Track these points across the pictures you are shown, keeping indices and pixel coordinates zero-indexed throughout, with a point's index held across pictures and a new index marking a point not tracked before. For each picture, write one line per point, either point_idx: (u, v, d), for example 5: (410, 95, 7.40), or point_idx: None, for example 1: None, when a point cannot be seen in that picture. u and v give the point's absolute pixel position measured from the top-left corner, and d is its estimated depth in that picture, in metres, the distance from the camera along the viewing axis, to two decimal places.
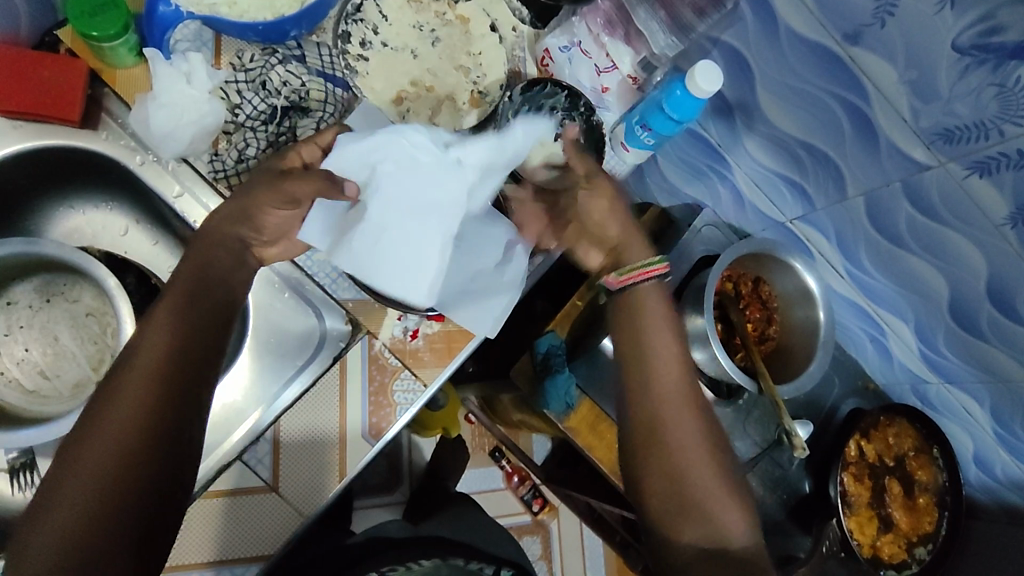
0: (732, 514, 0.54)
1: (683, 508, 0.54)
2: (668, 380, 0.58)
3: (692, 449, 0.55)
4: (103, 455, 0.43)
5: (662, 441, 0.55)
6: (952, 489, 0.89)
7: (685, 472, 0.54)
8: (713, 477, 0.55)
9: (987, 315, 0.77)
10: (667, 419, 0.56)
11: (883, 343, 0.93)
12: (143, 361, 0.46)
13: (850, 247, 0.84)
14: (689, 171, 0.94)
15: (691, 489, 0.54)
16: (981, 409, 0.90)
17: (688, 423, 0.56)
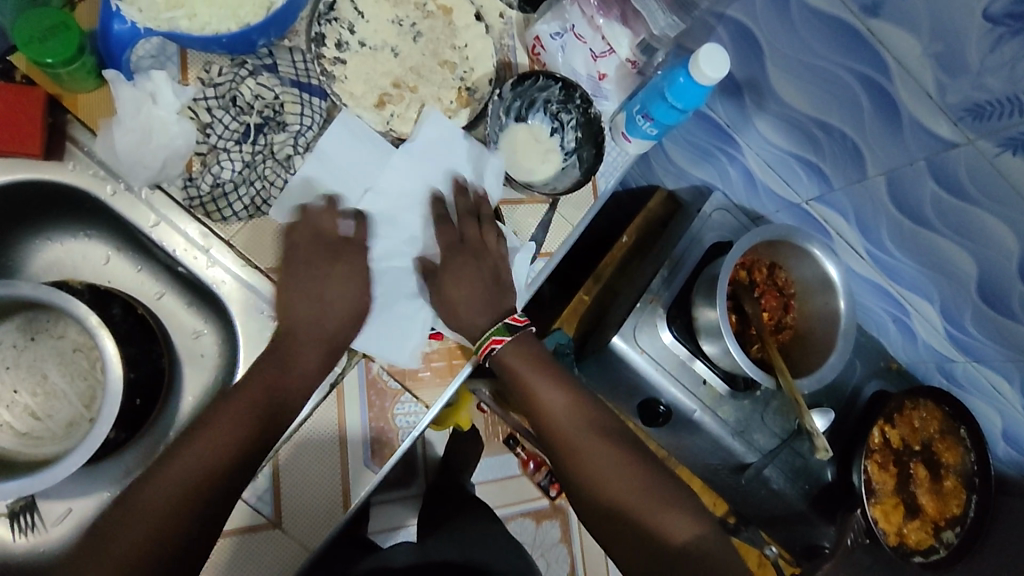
0: (675, 522, 0.58)
1: (630, 534, 0.58)
2: (562, 416, 0.62)
3: (604, 473, 0.60)
4: (183, 475, 0.50)
5: (580, 470, 0.60)
6: (981, 471, 0.86)
7: (609, 496, 0.59)
8: (635, 486, 0.59)
9: (1019, 295, 0.73)
10: (579, 449, 0.61)
11: (906, 323, 0.89)
12: (240, 401, 0.54)
13: (870, 227, 0.80)
14: (697, 153, 0.90)
15: (625, 515, 0.59)
16: (1010, 387, 0.86)
17: (596, 448, 0.61)
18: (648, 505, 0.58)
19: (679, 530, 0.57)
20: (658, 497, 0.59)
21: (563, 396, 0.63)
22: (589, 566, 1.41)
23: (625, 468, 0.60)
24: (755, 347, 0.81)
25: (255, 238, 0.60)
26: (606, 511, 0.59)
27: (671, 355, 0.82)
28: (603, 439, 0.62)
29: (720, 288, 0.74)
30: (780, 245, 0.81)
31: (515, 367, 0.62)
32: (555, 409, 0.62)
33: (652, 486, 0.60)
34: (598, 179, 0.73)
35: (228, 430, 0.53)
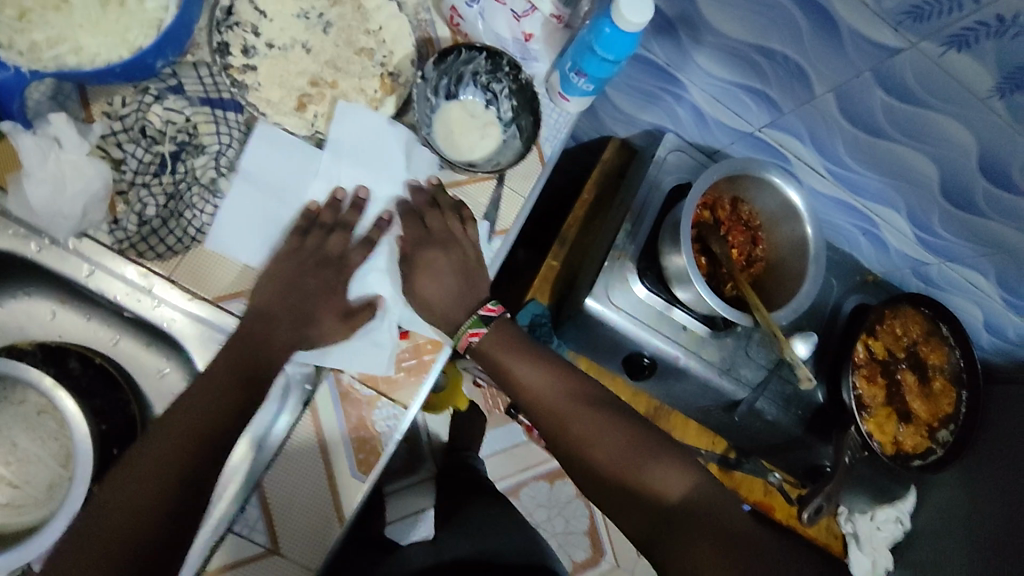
0: (665, 476, 0.58)
1: (626, 496, 0.59)
2: (545, 392, 0.65)
3: (592, 438, 0.61)
4: (158, 467, 0.50)
5: (570, 440, 0.62)
6: (968, 367, 0.86)
7: (600, 462, 0.60)
8: (624, 448, 0.60)
9: (983, 190, 0.72)
10: (565, 419, 0.63)
11: (876, 234, 0.88)
12: (231, 354, 0.56)
13: (827, 145, 0.78)
14: (642, 97, 0.86)
15: (614, 477, 0.60)
16: (985, 279, 0.86)
17: (582, 415, 0.63)
18: (633, 461, 0.59)
19: (671, 485, 0.58)
20: (641, 448, 0.60)
21: (541, 372, 0.66)
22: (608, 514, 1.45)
23: (610, 428, 0.62)
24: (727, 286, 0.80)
25: (194, 270, 0.58)
26: (601, 477, 0.60)
27: (648, 305, 0.81)
28: (587, 406, 0.63)
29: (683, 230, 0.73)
30: (739, 177, 0.79)
31: (488, 351, 0.66)
32: (536, 385, 0.65)
33: (638, 441, 0.61)
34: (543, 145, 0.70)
35: (205, 422, 0.53)
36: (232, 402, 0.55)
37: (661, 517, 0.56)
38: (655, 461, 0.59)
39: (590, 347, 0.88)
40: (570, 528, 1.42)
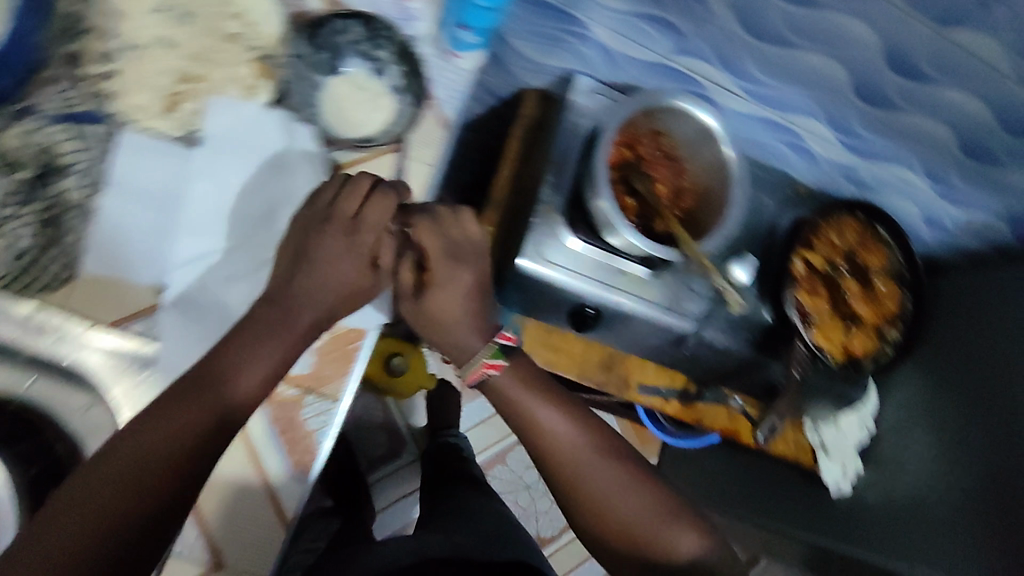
0: (678, 539, 0.64)
1: (632, 545, 0.64)
2: (562, 441, 0.66)
3: (609, 495, 0.65)
4: (99, 509, 0.47)
5: (578, 487, 0.65)
6: (908, 263, 0.87)
7: (616, 519, 0.64)
8: (636, 497, 0.65)
9: (894, 86, 0.69)
10: (580, 467, 0.66)
11: (802, 146, 0.87)
12: (211, 388, 0.53)
13: (736, 63, 0.74)
14: (545, 42, 0.82)
15: (631, 535, 0.64)
16: (915, 174, 0.85)
17: (597, 462, 0.66)
18: (648, 525, 0.64)
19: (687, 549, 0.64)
20: (667, 520, 0.65)
21: (568, 425, 0.67)
22: None
23: (630, 487, 0.66)
24: (658, 223, 0.79)
25: (86, 295, 0.56)
26: (620, 553, 0.65)
27: (579, 256, 0.80)
28: (598, 453, 0.67)
29: (602, 178, 0.72)
30: (653, 111, 0.76)
31: (505, 387, 0.66)
32: (561, 433, 0.67)
33: (659, 509, 0.65)
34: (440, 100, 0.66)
35: (164, 467, 0.50)
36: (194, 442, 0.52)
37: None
38: (674, 527, 0.64)
39: (534, 308, 0.86)
40: None
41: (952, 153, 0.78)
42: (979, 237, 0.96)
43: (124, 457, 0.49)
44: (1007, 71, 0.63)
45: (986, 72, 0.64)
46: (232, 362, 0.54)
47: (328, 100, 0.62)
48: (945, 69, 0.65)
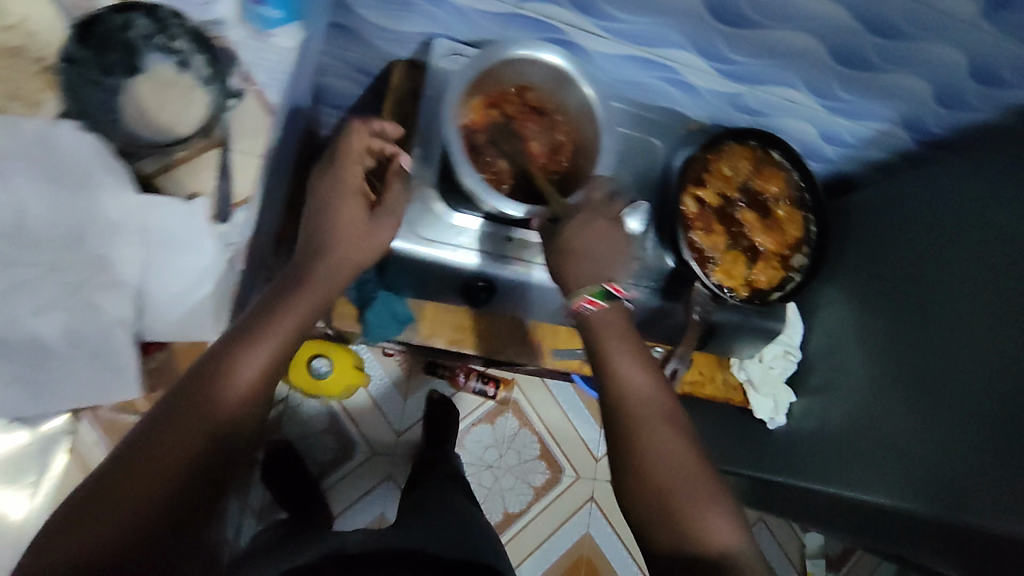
0: (711, 525, 0.55)
1: (669, 521, 0.56)
2: (642, 395, 0.63)
3: (667, 457, 0.59)
4: (136, 511, 0.43)
5: (637, 441, 0.60)
6: (806, 185, 0.84)
7: (657, 468, 0.58)
8: (690, 461, 0.59)
9: (746, 1, 0.65)
10: (644, 436, 0.60)
11: (680, 79, 0.83)
12: (214, 402, 0.50)
13: (586, 1, 0.69)
14: (387, 6, 0.74)
15: (670, 496, 0.57)
16: (799, 92, 0.81)
17: (662, 432, 0.60)
18: (689, 498, 0.57)
19: (720, 531, 0.55)
20: (708, 495, 0.57)
21: (644, 376, 0.64)
22: (556, 433, 1.52)
23: (683, 456, 0.59)
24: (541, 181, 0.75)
25: None
26: (652, 516, 0.58)
27: (458, 229, 0.76)
28: (673, 423, 0.62)
29: (460, 151, 0.67)
30: (499, 66, 0.71)
31: (604, 326, 0.66)
32: (637, 387, 0.63)
33: (704, 481, 0.58)
34: (254, 73, 0.59)
35: (170, 479, 0.46)
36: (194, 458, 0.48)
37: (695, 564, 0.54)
38: (712, 501, 0.57)
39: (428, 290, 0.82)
40: (523, 457, 1.49)
41: (827, 65, 0.74)
42: (880, 146, 0.93)
43: (150, 447, 0.46)
44: None
45: None
46: (245, 357, 0.53)
47: (137, 95, 0.57)
48: None
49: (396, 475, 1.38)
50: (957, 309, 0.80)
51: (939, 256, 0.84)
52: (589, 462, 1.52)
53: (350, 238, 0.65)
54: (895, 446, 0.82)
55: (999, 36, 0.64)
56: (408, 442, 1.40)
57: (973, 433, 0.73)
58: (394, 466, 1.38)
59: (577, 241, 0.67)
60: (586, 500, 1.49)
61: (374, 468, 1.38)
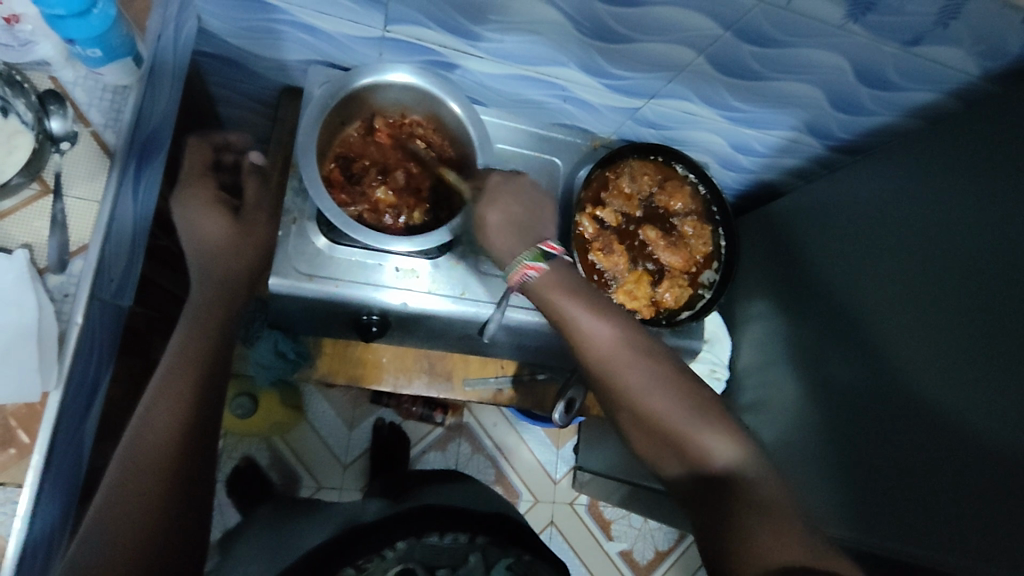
0: (706, 441, 0.56)
1: (670, 445, 0.58)
2: (602, 346, 0.61)
3: (649, 391, 0.59)
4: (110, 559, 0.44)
5: (619, 389, 0.60)
6: (713, 196, 0.82)
7: (646, 412, 0.58)
8: (676, 399, 0.58)
9: (610, 15, 0.63)
10: (616, 371, 0.60)
11: (574, 97, 0.80)
12: (160, 427, 0.50)
13: (454, 23, 0.67)
14: (261, 36, 0.71)
15: (665, 431, 0.58)
16: (696, 104, 0.79)
17: (639, 368, 0.60)
18: (685, 421, 0.57)
19: (719, 449, 0.56)
20: (699, 411, 0.58)
21: (611, 328, 0.61)
22: (510, 454, 1.41)
23: (663, 387, 0.59)
24: (414, 214, 0.73)
25: None
26: (656, 447, 0.59)
27: (343, 261, 0.73)
28: (649, 357, 0.60)
29: (318, 183, 0.64)
30: (357, 93, 0.69)
31: (549, 290, 0.62)
32: (599, 337, 0.61)
33: (694, 401, 0.59)
34: (87, 112, 0.58)
35: (148, 509, 0.47)
36: (163, 483, 0.48)
37: (705, 481, 0.55)
38: (706, 420, 0.57)
39: (325, 322, 0.79)
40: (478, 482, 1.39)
41: (709, 74, 0.72)
42: (794, 155, 0.91)
43: (114, 522, 0.46)
44: None
45: None
46: (183, 385, 0.53)
47: None
48: None
49: None
50: (876, 319, 0.77)
51: (858, 264, 0.81)
52: (547, 484, 1.42)
53: (226, 262, 0.63)
54: (823, 465, 0.79)
55: (871, 38, 0.63)
56: (356, 473, 1.32)
57: (889, 450, 0.70)
58: (343, 497, 1.30)
59: (492, 214, 0.65)
60: (548, 524, 1.40)
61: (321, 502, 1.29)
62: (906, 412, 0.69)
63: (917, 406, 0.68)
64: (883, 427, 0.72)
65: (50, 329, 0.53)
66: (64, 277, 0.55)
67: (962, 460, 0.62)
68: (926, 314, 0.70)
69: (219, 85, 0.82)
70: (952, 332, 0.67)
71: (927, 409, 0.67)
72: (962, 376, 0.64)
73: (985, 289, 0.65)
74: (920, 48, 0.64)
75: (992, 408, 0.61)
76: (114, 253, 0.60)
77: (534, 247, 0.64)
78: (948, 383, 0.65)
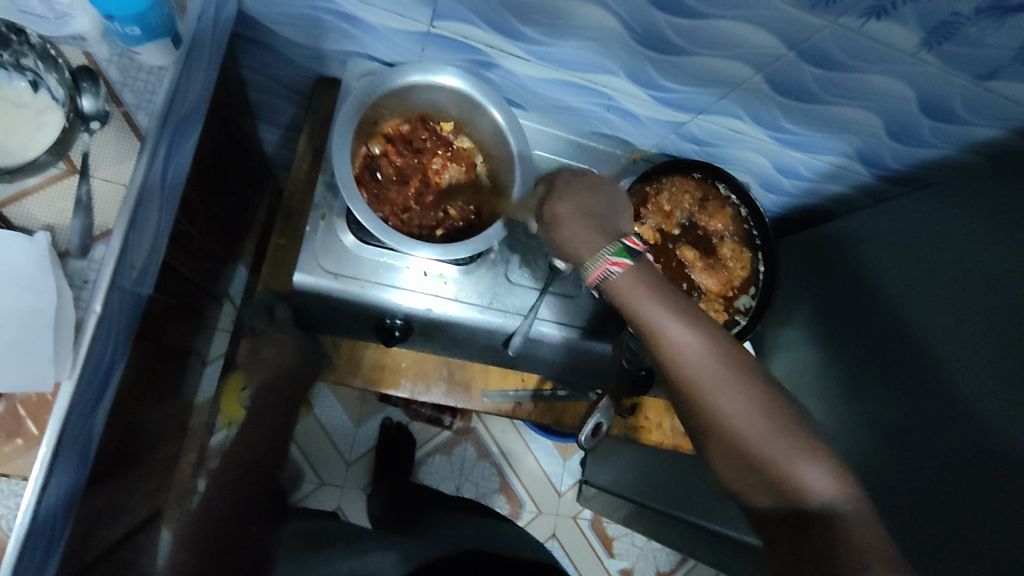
0: (807, 475, 0.51)
1: (766, 481, 0.53)
2: (698, 362, 0.55)
3: (744, 412, 0.54)
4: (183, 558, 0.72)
5: (712, 407, 0.54)
6: (755, 219, 0.79)
7: (739, 438, 0.53)
8: (771, 426, 0.53)
9: (669, 26, 0.60)
10: (709, 387, 0.54)
11: (618, 107, 0.78)
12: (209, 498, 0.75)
13: (503, 24, 0.64)
14: (301, 22, 0.68)
15: (760, 462, 0.53)
16: (745, 124, 0.76)
17: (736, 387, 0.54)
18: (779, 451, 0.52)
19: (822, 486, 0.51)
20: (797, 445, 0.52)
21: (694, 333, 0.55)
22: (515, 462, 1.39)
23: (757, 410, 0.53)
24: (437, 229, 0.71)
25: None
26: (745, 475, 0.54)
27: (369, 261, 0.70)
28: (742, 373, 0.55)
29: (351, 183, 0.62)
30: (398, 90, 0.67)
31: (625, 290, 0.57)
32: (683, 347, 0.55)
33: (786, 427, 0.53)
34: (120, 92, 0.56)
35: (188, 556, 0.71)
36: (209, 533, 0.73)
37: (800, 516, 0.51)
38: (802, 451, 0.52)
39: (345, 322, 0.77)
40: (481, 490, 1.36)
41: (763, 93, 0.69)
42: (839, 182, 0.88)
43: None
44: None
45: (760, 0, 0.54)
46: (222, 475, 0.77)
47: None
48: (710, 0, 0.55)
49: (346, 508, 1.27)
50: (911, 343, 0.74)
51: (894, 323, 0.77)
52: (553, 497, 1.39)
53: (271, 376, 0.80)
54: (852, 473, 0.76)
55: (944, 69, 0.59)
56: (359, 472, 1.29)
57: (910, 488, 0.67)
58: (345, 496, 1.28)
59: (562, 205, 0.61)
60: (551, 536, 1.37)
61: (322, 498, 1.27)
62: (940, 442, 0.66)
63: (921, 469, 0.67)
64: (903, 467, 0.69)
65: (67, 315, 0.51)
66: (87, 261, 0.53)
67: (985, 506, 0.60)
68: (962, 329, 0.68)
69: (252, 70, 0.80)
70: (972, 405, 0.64)
71: (956, 450, 0.64)
72: (993, 419, 0.62)
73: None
74: (992, 83, 0.61)
75: (1002, 409, 0.61)
76: (138, 239, 0.57)
77: (616, 241, 0.59)
78: (975, 391, 0.64)
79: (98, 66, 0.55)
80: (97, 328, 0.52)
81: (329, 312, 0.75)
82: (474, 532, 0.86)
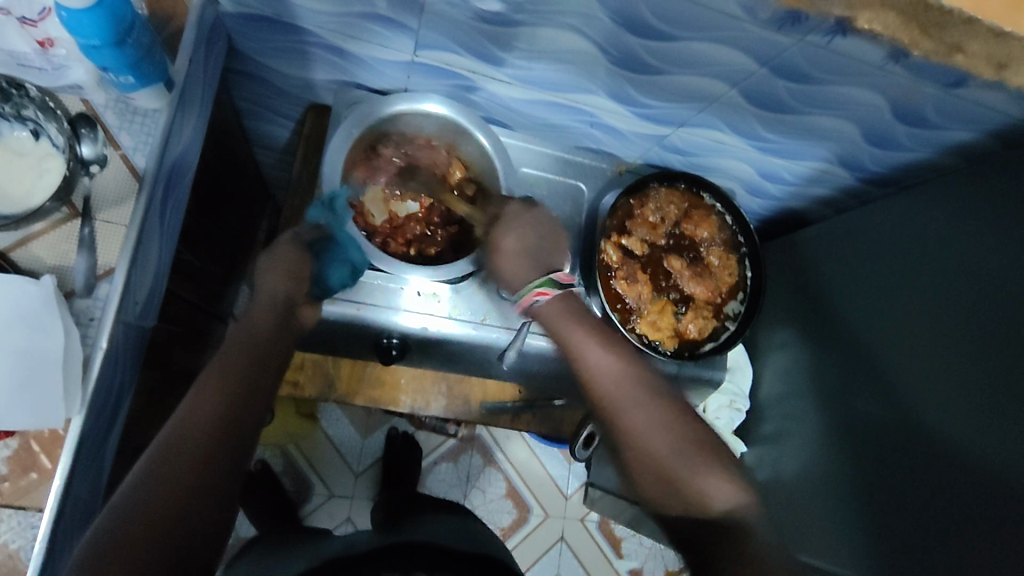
0: (708, 485, 0.54)
1: (669, 491, 0.55)
2: (616, 391, 0.59)
3: (654, 432, 0.57)
4: (154, 488, 0.46)
5: (626, 429, 0.58)
6: (741, 226, 0.81)
7: (653, 459, 0.56)
8: (676, 445, 0.56)
9: (642, 48, 0.61)
10: (624, 408, 0.58)
11: (601, 123, 0.79)
12: (189, 443, 0.48)
13: (483, 51, 0.66)
14: (291, 56, 0.71)
15: (669, 475, 0.55)
16: (726, 134, 0.78)
17: (647, 412, 0.58)
18: (686, 465, 0.55)
19: (719, 491, 0.54)
20: (704, 460, 0.56)
21: (612, 360, 0.61)
22: (520, 467, 1.41)
23: (664, 428, 0.57)
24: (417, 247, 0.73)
25: None
26: (656, 490, 0.56)
27: (364, 284, 0.72)
28: (658, 398, 0.59)
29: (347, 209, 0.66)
30: (386, 120, 0.71)
31: (552, 317, 0.65)
32: (600, 366, 0.61)
33: (695, 448, 0.56)
34: (118, 135, 0.58)
35: (166, 496, 0.46)
36: (187, 484, 0.47)
37: (697, 521, 0.54)
38: (706, 465, 0.55)
39: (346, 344, 0.80)
40: (488, 495, 1.38)
41: (741, 105, 0.71)
42: (822, 185, 0.89)
43: (141, 528, 0.44)
44: (745, 18, 0.54)
45: (725, 22, 0.55)
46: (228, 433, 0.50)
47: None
48: (679, 24, 0.57)
49: (356, 518, 1.30)
50: (896, 343, 0.75)
51: (881, 323, 0.78)
52: (559, 500, 1.41)
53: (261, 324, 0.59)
54: (849, 475, 0.77)
55: (911, 78, 0.61)
56: (367, 482, 1.32)
57: (911, 486, 0.68)
58: (354, 507, 1.30)
59: (514, 234, 0.68)
60: (558, 540, 1.39)
61: (333, 510, 1.29)
62: (922, 446, 0.68)
63: (917, 468, 0.68)
64: (897, 483, 0.70)
65: (74, 354, 0.53)
66: (92, 298, 0.55)
67: (980, 504, 0.61)
68: (945, 332, 0.70)
69: (246, 101, 0.82)
70: (962, 404, 0.65)
71: (944, 455, 0.66)
72: (986, 423, 0.62)
73: (1002, 330, 0.64)
74: (960, 90, 0.62)
75: (987, 412, 0.63)
76: (141, 273, 0.60)
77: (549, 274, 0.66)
78: (956, 393, 0.66)
79: (97, 114, 0.58)
80: (104, 364, 0.55)
81: (325, 335, 0.77)
82: (445, 533, 0.77)
